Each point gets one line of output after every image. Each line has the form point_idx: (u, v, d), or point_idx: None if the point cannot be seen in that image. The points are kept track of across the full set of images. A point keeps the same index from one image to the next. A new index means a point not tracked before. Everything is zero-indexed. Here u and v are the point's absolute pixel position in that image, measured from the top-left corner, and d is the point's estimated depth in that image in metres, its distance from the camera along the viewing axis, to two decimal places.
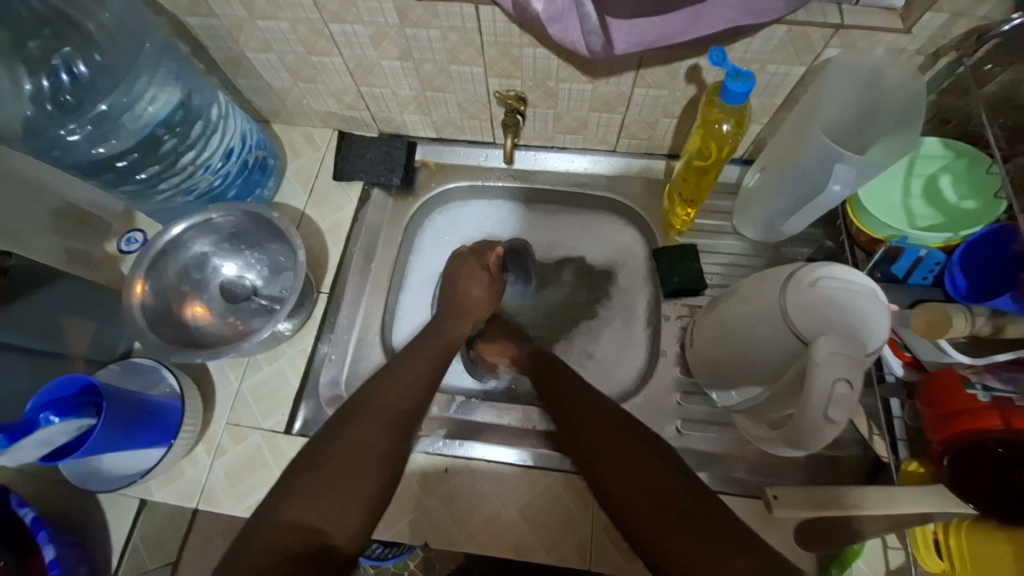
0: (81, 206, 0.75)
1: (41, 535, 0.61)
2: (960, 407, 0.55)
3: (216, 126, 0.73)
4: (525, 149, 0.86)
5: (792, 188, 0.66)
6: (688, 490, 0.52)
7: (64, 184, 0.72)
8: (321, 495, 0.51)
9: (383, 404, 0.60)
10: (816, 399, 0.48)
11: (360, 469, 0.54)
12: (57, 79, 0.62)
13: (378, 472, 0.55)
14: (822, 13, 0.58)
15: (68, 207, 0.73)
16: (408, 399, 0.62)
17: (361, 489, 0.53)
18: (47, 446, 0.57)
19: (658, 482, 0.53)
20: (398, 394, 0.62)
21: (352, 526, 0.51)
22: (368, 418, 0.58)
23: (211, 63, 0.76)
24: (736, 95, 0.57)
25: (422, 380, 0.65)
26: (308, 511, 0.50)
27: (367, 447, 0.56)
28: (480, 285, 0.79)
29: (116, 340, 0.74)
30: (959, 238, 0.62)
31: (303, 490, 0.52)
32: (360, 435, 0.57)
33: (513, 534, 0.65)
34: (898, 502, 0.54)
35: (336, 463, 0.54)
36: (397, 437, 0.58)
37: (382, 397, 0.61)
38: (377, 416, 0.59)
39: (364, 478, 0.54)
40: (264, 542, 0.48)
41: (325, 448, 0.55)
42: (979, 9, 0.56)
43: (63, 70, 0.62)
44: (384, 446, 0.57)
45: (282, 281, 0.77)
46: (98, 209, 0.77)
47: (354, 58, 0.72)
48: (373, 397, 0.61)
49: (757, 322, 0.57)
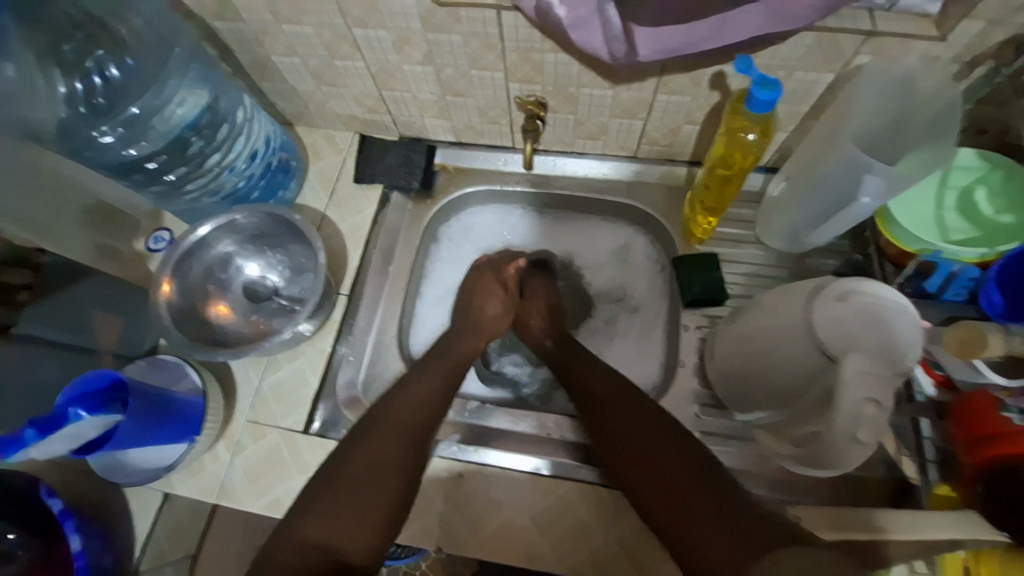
0: (110, 203, 0.76)
1: (68, 524, 0.62)
2: (995, 431, 0.53)
3: (241, 129, 0.75)
4: (545, 154, 0.85)
5: (818, 199, 0.65)
6: (695, 487, 0.52)
7: (97, 183, 0.73)
8: (338, 512, 0.52)
9: (397, 419, 0.61)
10: (843, 419, 0.47)
11: (374, 480, 0.55)
12: (89, 82, 0.64)
13: (393, 485, 0.55)
14: (853, 19, 0.57)
15: (99, 204, 0.74)
16: (421, 409, 0.63)
17: (375, 503, 0.54)
18: (78, 440, 0.59)
19: (687, 475, 0.53)
20: (410, 406, 0.63)
21: (365, 541, 0.51)
22: (382, 431, 0.59)
23: (237, 67, 0.78)
24: (763, 103, 0.56)
25: (434, 392, 0.65)
26: (324, 528, 0.51)
27: (381, 459, 0.57)
28: (496, 302, 0.79)
29: (142, 337, 0.76)
30: (996, 253, 0.59)
31: (320, 509, 0.52)
32: (375, 448, 0.57)
33: (525, 541, 0.64)
34: (927, 528, 0.53)
35: (352, 476, 0.55)
36: (411, 448, 0.59)
37: (393, 413, 0.61)
38: (391, 428, 0.60)
39: (378, 491, 0.54)
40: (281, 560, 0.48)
41: (342, 461, 0.56)
42: (1019, 16, 0.53)
43: (95, 73, 0.65)
44: (398, 457, 0.58)
45: (302, 282, 0.78)
46: (127, 207, 0.78)
47: (377, 63, 0.73)
48: (387, 411, 0.61)
49: (781, 335, 0.55)
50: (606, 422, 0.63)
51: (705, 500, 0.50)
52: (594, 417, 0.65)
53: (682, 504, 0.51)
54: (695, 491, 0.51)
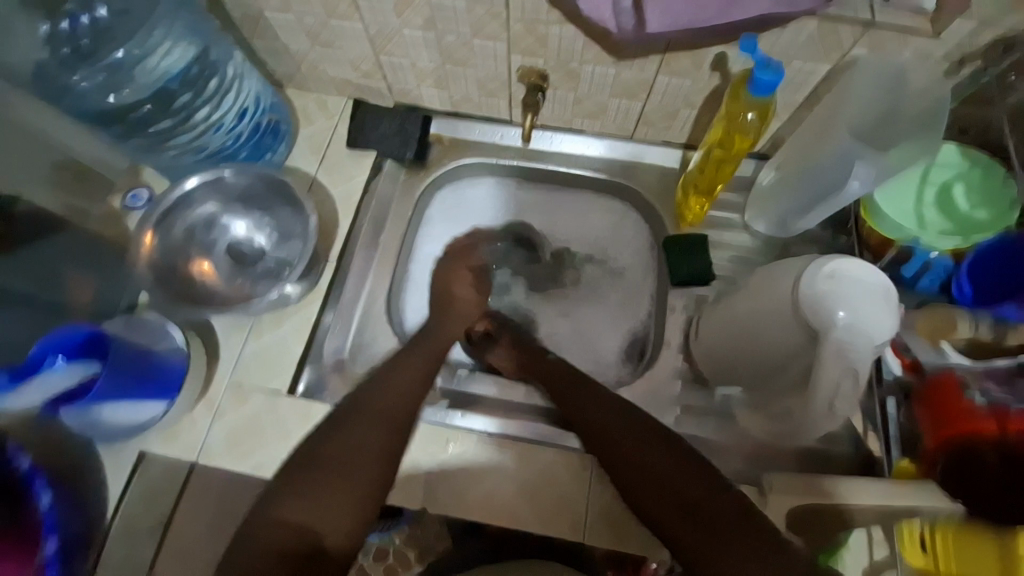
0: (81, 160, 0.72)
1: (38, 483, 0.59)
2: (957, 411, 0.56)
3: (230, 85, 0.71)
4: (542, 129, 0.85)
5: (805, 187, 0.67)
6: (689, 472, 0.55)
7: (70, 138, 0.70)
8: (320, 494, 0.53)
9: (380, 404, 0.61)
10: (823, 391, 0.51)
11: (360, 466, 0.55)
12: (75, 22, 0.62)
13: (377, 470, 0.55)
14: (853, 10, 0.58)
15: (69, 161, 0.71)
16: (411, 393, 0.63)
17: (360, 487, 0.54)
18: (54, 391, 0.58)
19: (678, 464, 0.56)
20: (397, 394, 0.63)
21: (345, 526, 0.52)
22: (367, 418, 0.59)
23: (227, 21, 0.74)
24: (764, 86, 0.57)
25: (418, 379, 0.66)
26: (308, 510, 0.52)
27: (368, 444, 0.57)
28: (466, 285, 0.79)
29: (120, 295, 0.71)
30: (967, 244, 0.62)
31: (302, 490, 0.53)
32: (359, 435, 0.57)
33: (508, 510, 0.66)
34: (895, 498, 0.55)
35: (339, 463, 0.55)
36: (394, 436, 0.59)
37: (378, 399, 0.61)
38: (379, 414, 0.60)
39: (361, 477, 0.55)
40: (262, 542, 0.49)
41: (330, 442, 0.56)
42: (1007, 18, 0.55)
43: (82, 14, 0.62)
44: (384, 442, 0.58)
45: (290, 247, 0.75)
46: (101, 165, 0.74)
47: (376, 25, 0.71)
48: (374, 397, 0.62)
49: (768, 317, 0.57)
50: (586, 401, 0.66)
51: (688, 479, 0.54)
52: (581, 403, 0.67)
53: (666, 491, 0.54)
54: (679, 475, 0.55)
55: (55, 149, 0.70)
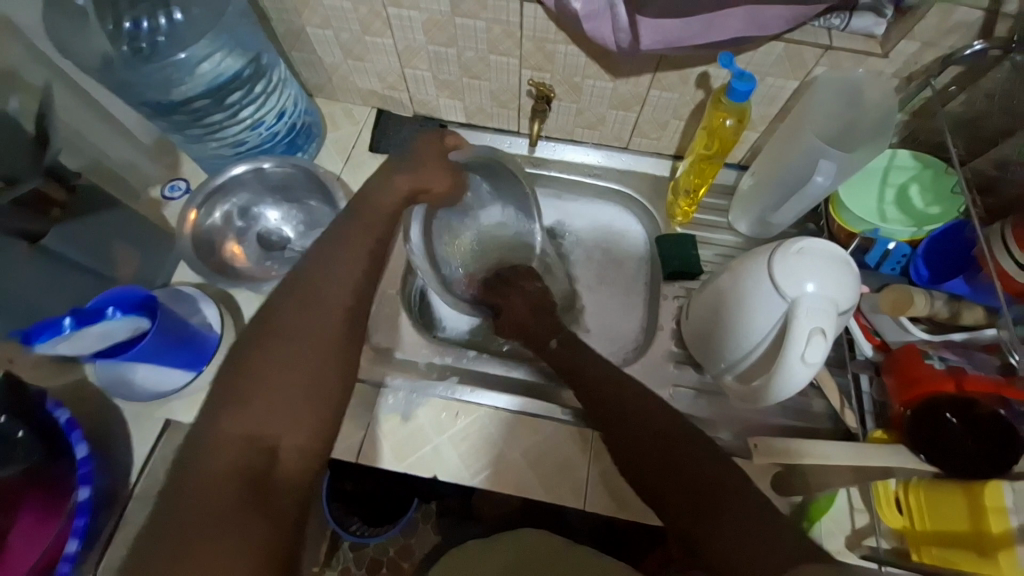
0: (109, 165, 0.80)
1: (74, 435, 0.63)
2: (919, 375, 0.63)
3: (276, 88, 0.81)
4: (547, 139, 0.94)
5: (779, 184, 0.77)
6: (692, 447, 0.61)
7: (101, 143, 0.79)
8: (269, 407, 0.53)
9: (319, 304, 0.60)
10: (796, 341, 0.56)
11: (300, 381, 0.55)
12: (155, 22, 0.70)
13: (324, 375, 0.57)
14: (814, 34, 0.68)
15: (98, 167, 0.79)
16: (341, 329, 0.60)
17: (304, 395, 0.55)
18: (108, 339, 0.63)
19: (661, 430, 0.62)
20: (333, 301, 0.61)
21: (298, 435, 0.53)
22: (305, 325, 0.59)
23: (272, 35, 0.84)
24: (740, 94, 0.67)
25: (357, 273, 0.64)
26: (253, 424, 0.52)
27: (306, 358, 0.56)
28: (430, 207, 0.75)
29: (156, 274, 0.79)
30: (922, 232, 0.71)
31: (242, 401, 0.53)
32: (294, 341, 0.57)
33: (516, 474, 0.70)
34: (866, 457, 0.61)
35: (273, 376, 0.54)
36: (335, 344, 0.59)
37: (318, 299, 0.61)
38: (313, 324, 0.59)
39: (310, 385, 0.56)
40: (209, 471, 0.49)
41: (261, 370, 0.55)
42: (945, 40, 0.65)
43: (162, 15, 0.71)
44: (327, 351, 0.58)
45: (314, 237, 0.82)
46: (127, 167, 0.83)
47: (403, 41, 0.81)
48: (309, 300, 0.60)
49: (745, 288, 0.64)
50: (582, 371, 0.71)
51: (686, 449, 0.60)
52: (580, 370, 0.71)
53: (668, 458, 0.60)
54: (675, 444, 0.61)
55: (90, 152, 0.78)
